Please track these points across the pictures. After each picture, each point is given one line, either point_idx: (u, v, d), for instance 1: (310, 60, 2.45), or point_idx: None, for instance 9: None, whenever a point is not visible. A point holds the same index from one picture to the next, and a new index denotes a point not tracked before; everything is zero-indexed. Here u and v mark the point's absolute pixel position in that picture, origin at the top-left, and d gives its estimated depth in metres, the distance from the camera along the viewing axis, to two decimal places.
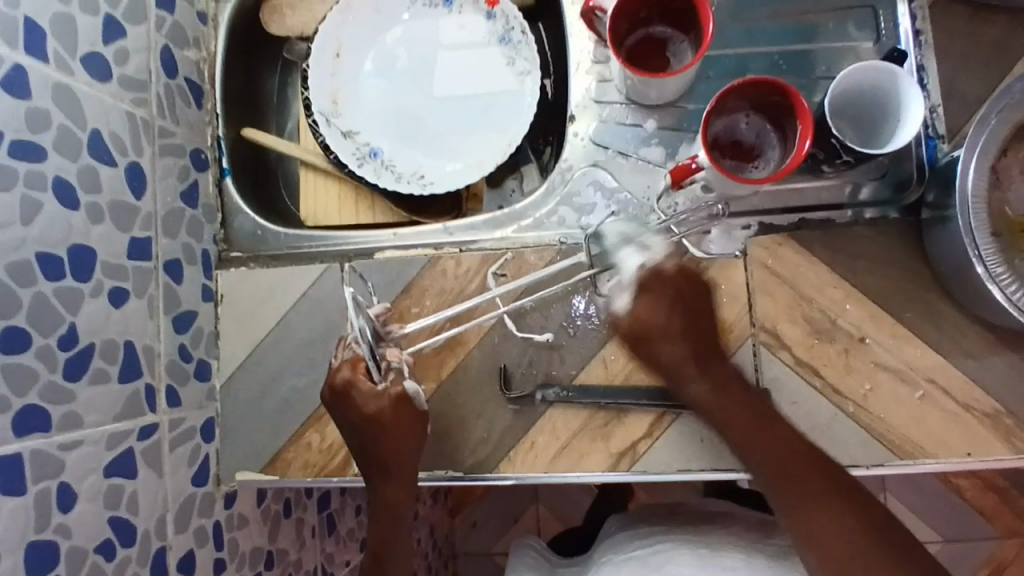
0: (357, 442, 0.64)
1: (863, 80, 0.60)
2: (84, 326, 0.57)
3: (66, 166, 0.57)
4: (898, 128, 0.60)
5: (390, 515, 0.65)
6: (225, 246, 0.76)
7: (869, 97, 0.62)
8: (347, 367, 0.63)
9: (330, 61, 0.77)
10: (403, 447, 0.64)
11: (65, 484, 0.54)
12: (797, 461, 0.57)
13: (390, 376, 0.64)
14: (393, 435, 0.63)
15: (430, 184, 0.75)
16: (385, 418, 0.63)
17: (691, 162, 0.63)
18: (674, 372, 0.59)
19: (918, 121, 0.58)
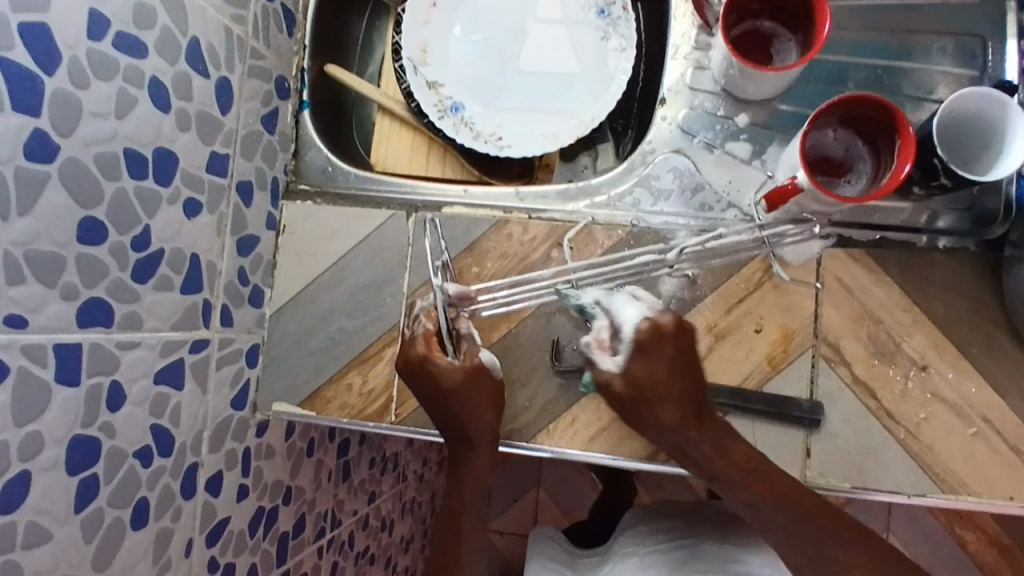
0: (438, 413, 0.65)
1: (968, 108, 0.59)
2: (156, 230, 0.57)
3: (162, 68, 0.56)
4: (1000, 159, 0.58)
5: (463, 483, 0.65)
6: (294, 178, 0.76)
7: (973, 125, 0.60)
8: (421, 343, 0.65)
9: (424, 9, 0.76)
10: (481, 414, 0.64)
11: (116, 383, 0.53)
12: (806, 509, 0.57)
13: (463, 349, 0.66)
14: (471, 403, 0.64)
15: (505, 147, 0.74)
16: (465, 391, 0.64)
17: (788, 183, 0.60)
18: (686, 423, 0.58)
19: (1020, 154, 0.55)
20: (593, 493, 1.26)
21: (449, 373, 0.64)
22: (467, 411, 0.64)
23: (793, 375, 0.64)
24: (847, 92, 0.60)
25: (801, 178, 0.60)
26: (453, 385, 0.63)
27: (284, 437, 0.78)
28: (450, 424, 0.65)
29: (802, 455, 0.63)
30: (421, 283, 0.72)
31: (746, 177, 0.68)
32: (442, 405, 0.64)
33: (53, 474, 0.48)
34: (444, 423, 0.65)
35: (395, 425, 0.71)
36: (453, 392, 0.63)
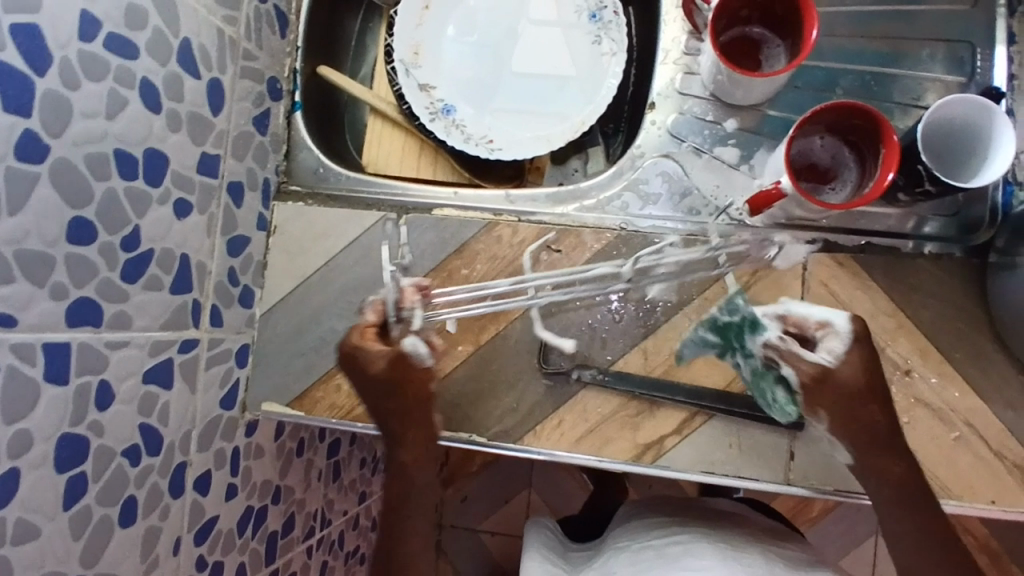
0: (371, 401, 0.64)
1: (955, 114, 0.59)
2: (147, 230, 0.57)
3: (154, 69, 0.57)
4: (985, 166, 0.58)
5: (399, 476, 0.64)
6: (285, 179, 0.76)
7: (960, 132, 0.60)
8: (356, 333, 0.63)
9: (418, 12, 0.77)
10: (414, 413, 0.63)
11: (105, 382, 0.54)
12: (933, 520, 0.56)
13: (401, 329, 0.63)
14: (405, 394, 0.62)
15: (497, 150, 0.75)
16: (396, 383, 0.62)
17: (774, 189, 0.61)
18: (878, 418, 0.57)
19: (1005, 161, 0.56)
20: (584, 495, 1.27)
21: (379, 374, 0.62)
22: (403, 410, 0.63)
23: None
24: (832, 101, 0.61)
25: (785, 183, 0.60)
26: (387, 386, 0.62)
27: (274, 437, 0.78)
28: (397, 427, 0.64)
29: (785, 459, 0.64)
30: (410, 285, 0.72)
31: (733, 182, 0.69)
32: (375, 393, 0.63)
33: (40, 472, 0.48)
34: (378, 412, 0.64)
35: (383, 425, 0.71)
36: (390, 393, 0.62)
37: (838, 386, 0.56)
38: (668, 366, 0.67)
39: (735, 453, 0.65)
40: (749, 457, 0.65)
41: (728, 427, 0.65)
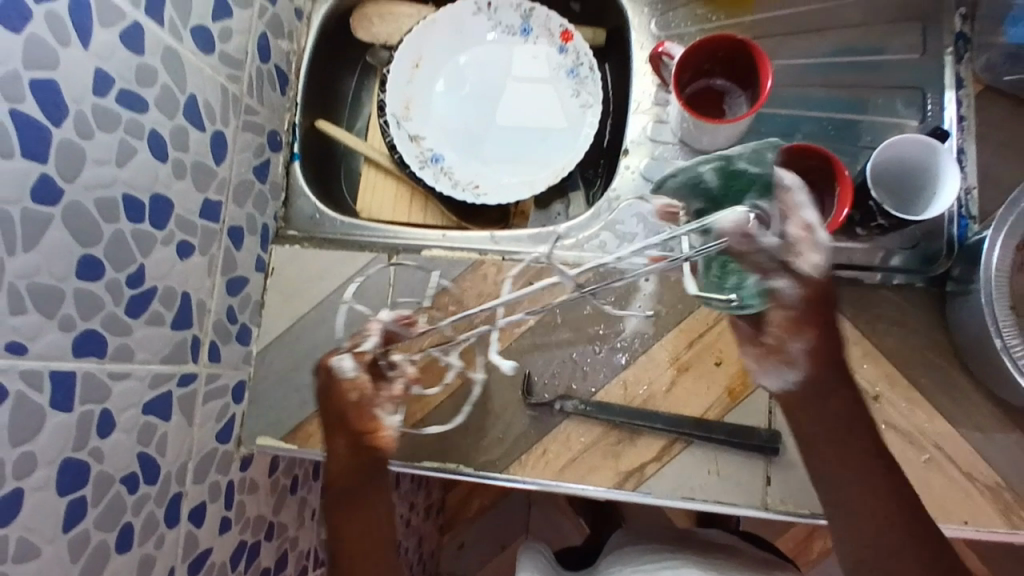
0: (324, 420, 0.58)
1: (904, 153, 0.63)
2: (150, 269, 0.62)
3: (161, 122, 0.62)
4: (934, 200, 0.63)
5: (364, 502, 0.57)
6: (283, 224, 0.81)
7: (910, 169, 0.64)
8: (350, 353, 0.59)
9: (408, 70, 0.82)
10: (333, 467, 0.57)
11: (106, 411, 0.57)
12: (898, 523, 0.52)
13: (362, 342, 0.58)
14: (344, 433, 0.56)
15: (482, 195, 0.79)
16: (348, 444, 0.57)
17: None
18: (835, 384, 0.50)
19: (952, 196, 0.60)
20: (581, 539, 1.26)
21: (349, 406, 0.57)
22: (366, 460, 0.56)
23: (752, 407, 0.68)
24: (791, 144, 0.66)
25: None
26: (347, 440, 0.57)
27: (268, 472, 0.80)
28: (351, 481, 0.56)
29: (762, 482, 0.66)
30: None
31: None
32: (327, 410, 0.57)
33: (42, 494, 0.51)
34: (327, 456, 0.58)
35: None
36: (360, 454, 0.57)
37: (756, 320, 0.52)
38: (646, 396, 0.69)
39: (713, 479, 0.67)
40: (727, 483, 0.67)
41: (706, 455, 0.67)
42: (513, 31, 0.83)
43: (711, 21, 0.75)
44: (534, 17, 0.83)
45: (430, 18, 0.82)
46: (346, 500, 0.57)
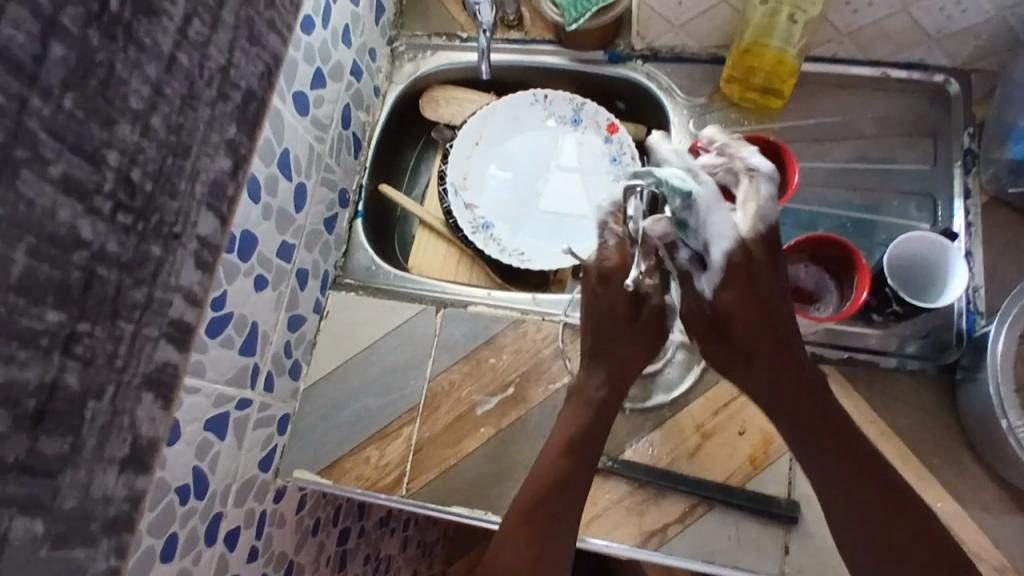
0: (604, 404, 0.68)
1: (920, 246, 0.70)
2: (232, 296, 0.68)
3: (259, 168, 0.70)
4: (946, 290, 0.68)
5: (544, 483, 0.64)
6: (341, 273, 0.88)
7: (927, 260, 0.71)
8: None
9: (469, 146, 0.92)
10: (620, 328, 0.68)
11: (175, 421, 0.62)
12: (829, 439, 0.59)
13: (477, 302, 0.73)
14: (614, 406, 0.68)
15: (527, 261, 0.86)
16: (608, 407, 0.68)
17: None
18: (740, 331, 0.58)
19: (961, 287, 0.66)
20: None
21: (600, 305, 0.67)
22: (606, 412, 0.67)
23: (772, 476, 0.71)
24: (810, 235, 0.73)
25: None
26: (598, 387, 0.68)
27: (296, 509, 0.83)
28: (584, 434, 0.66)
29: (781, 551, 0.68)
30: (442, 370, 0.80)
31: None
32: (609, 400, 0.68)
33: (112, 489, 0.55)
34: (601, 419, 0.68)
35: (405, 498, 0.76)
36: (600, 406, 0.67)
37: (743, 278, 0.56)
38: (672, 457, 0.73)
39: (733, 544, 0.69)
40: (747, 550, 0.69)
41: (726, 520, 0.70)
42: (565, 120, 0.92)
43: (743, 124, 0.84)
44: (584, 110, 0.92)
45: (493, 104, 0.92)
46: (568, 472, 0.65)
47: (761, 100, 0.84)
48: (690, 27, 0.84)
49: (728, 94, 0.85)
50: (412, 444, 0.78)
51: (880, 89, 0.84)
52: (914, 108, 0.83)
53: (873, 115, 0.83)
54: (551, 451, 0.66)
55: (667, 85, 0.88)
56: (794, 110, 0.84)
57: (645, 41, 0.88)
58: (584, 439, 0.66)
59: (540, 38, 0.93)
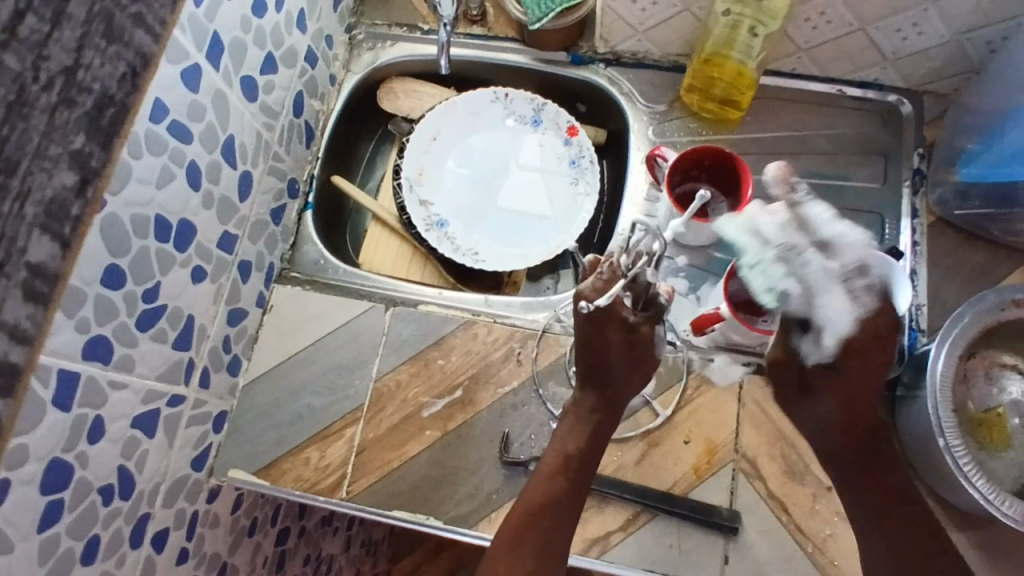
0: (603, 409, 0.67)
1: None
2: (165, 288, 0.65)
3: (201, 154, 0.67)
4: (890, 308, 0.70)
5: (566, 494, 0.64)
6: (287, 265, 0.84)
7: None
8: None
9: (426, 141, 0.89)
10: (615, 357, 0.66)
11: (99, 418, 0.58)
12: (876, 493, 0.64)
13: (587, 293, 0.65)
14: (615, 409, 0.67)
15: (480, 261, 0.85)
16: (608, 415, 0.67)
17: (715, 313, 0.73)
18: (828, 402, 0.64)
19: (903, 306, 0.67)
20: None
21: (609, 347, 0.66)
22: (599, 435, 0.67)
23: (715, 486, 0.71)
24: None
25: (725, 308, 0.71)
26: (594, 408, 0.67)
27: (231, 509, 0.80)
28: (577, 450, 0.66)
29: (720, 561, 0.69)
30: (388, 370, 0.78)
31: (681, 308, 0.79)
32: (608, 404, 0.67)
33: (27, 488, 0.52)
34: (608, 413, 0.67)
35: (345, 501, 0.73)
36: (593, 430, 0.66)
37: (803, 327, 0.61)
38: (618, 465, 0.72)
39: (674, 553, 0.69)
40: (687, 559, 0.69)
41: (668, 530, 0.70)
42: (525, 120, 0.91)
43: (701, 134, 0.85)
44: (545, 111, 0.90)
45: (451, 99, 0.90)
46: (581, 479, 0.65)
47: (720, 112, 0.84)
48: (652, 33, 0.83)
49: (688, 103, 0.86)
50: (354, 444, 0.75)
51: (834, 106, 0.85)
52: (867, 127, 0.84)
53: (827, 131, 0.84)
54: (547, 461, 0.66)
55: (628, 90, 0.88)
56: (750, 122, 0.84)
57: (608, 45, 0.87)
58: (581, 455, 0.66)
59: (503, 35, 0.91)
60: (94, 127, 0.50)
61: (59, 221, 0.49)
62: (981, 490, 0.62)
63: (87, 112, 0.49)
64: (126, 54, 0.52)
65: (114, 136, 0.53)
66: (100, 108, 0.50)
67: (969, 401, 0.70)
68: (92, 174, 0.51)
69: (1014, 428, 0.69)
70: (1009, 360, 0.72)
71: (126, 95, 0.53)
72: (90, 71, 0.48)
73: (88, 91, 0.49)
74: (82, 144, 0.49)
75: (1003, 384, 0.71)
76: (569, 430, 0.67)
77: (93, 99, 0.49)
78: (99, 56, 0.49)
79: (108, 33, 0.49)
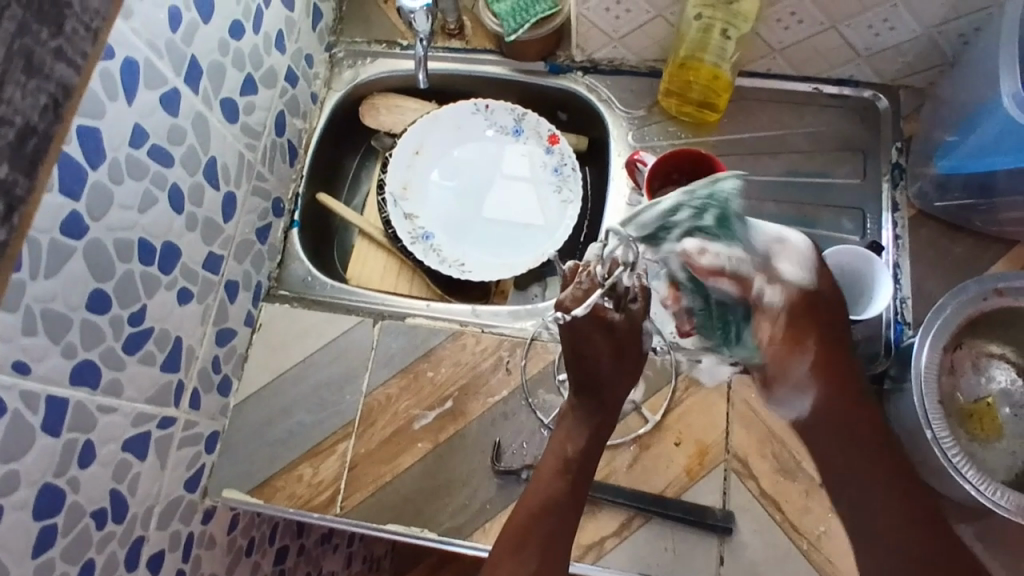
0: (597, 414, 0.67)
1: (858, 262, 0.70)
2: (152, 310, 0.65)
3: (182, 177, 0.67)
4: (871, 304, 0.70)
5: (563, 499, 0.63)
6: (275, 284, 0.85)
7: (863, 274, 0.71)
8: None
9: (409, 155, 0.90)
10: (603, 363, 0.66)
11: (89, 442, 0.58)
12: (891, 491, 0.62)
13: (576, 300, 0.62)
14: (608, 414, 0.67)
15: (467, 272, 0.85)
16: (603, 420, 0.67)
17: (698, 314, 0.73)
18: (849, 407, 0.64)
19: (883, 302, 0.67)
20: None
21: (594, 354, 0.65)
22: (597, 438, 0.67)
23: (708, 486, 0.71)
24: None
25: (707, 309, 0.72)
26: (588, 412, 0.67)
27: (227, 530, 0.80)
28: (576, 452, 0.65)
29: (716, 562, 0.69)
30: (378, 384, 0.78)
31: None
32: (603, 409, 0.67)
33: (18, 515, 0.52)
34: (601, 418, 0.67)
35: (339, 516, 0.74)
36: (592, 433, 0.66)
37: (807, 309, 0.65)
38: (609, 470, 0.73)
39: (670, 555, 0.69)
40: (683, 561, 0.69)
41: (663, 533, 0.70)
42: (506, 130, 0.91)
43: (680, 137, 0.85)
44: (525, 120, 0.91)
45: (433, 113, 0.90)
46: (580, 485, 0.65)
47: (697, 114, 0.85)
48: (627, 40, 0.84)
49: (666, 107, 0.86)
50: (347, 460, 0.75)
51: (811, 104, 0.85)
52: (844, 124, 0.85)
53: (804, 129, 0.85)
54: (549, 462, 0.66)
55: (606, 97, 0.88)
56: (728, 124, 0.85)
57: (585, 53, 0.88)
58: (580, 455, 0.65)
59: (481, 48, 0.92)
60: (16, 156, 0.48)
61: (1, 249, 0.48)
62: (970, 480, 0.62)
63: (9, 143, 0.47)
64: (48, 86, 0.49)
65: (39, 164, 0.50)
66: (23, 138, 0.48)
67: (956, 392, 0.71)
68: (18, 201, 0.49)
69: (1005, 418, 0.70)
70: (996, 350, 0.72)
71: (51, 126, 0.51)
72: (10, 104, 0.46)
73: (10, 124, 0.46)
74: (5, 173, 0.47)
75: (990, 374, 0.71)
76: (564, 438, 0.66)
77: (14, 132, 0.47)
78: (19, 90, 0.47)
79: (28, 68, 0.47)
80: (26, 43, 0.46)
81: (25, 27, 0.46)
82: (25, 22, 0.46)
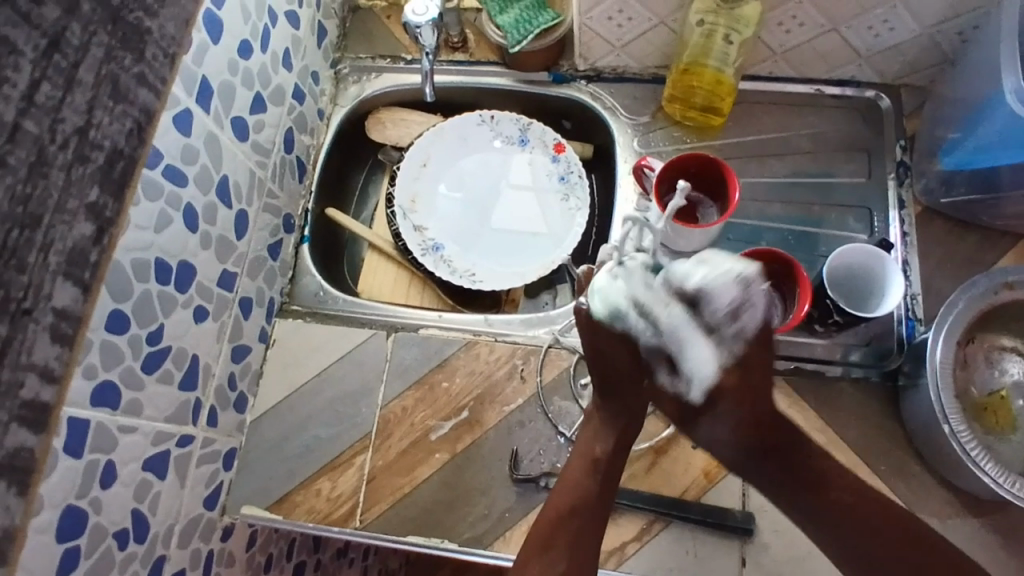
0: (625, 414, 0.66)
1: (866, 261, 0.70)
2: (169, 329, 0.66)
3: (196, 196, 0.68)
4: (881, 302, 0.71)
5: (592, 499, 0.63)
6: (288, 299, 0.85)
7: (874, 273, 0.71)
8: None
9: (417, 168, 0.90)
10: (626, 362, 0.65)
11: (112, 462, 0.59)
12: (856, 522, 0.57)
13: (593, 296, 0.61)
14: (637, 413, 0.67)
15: (478, 281, 0.86)
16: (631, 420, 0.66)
17: None
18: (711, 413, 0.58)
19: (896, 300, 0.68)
20: None
21: (613, 365, 0.63)
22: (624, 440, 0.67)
23: (727, 488, 0.71)
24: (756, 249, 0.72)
25: None
26: (615, 414, 0.66)
27: (246, 547, 0.80)
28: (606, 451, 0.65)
29: (737, 564, 0.69)
30: (394, 396, 0.78)
31: None
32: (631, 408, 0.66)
33: (43, 537, 0.52)
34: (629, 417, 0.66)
35: (359, 530, 0.73)
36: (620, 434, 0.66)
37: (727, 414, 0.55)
38: (628, 475, 0.73)
39: (691, 559, 0.69)
40: (704, 564, 0.69)
41: (683, 536, 0.70)
42: (512, 140, 0.92)
43: (686, 142, 0.86)
44: (531, 130, 0.91)
45: (439, 125, 0.91)
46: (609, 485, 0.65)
47: (702, 119, 0.86)
48: (630, 48, 0.85)
49: (670, 113, 0.87)
50: (365, 473, 0.75)
51: (814, 105, 0.86)
52: (848, 123, 0.85)
53: (808, 131, 0.85)
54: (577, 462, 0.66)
55: (610, 104, 0.89)
56: (733, 127, 0.86)
57: (588, 62, 0.89)
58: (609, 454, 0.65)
59: (485, 60, 0.93)
60: (105, 179, 0.55)
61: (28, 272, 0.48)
62: (991, 474, 0.62)
63: (101, 168, 0.54)
64: (132, 112, 0.57)
65: (126, 186, 0.58)
66: (112, 163, 0.55)
67: (971, 386, 0.71)
68: (107, 222, 0.56)
69: (1019, 410, 0.69)
70: (1009, 343, 0.73)
71: (135, 149, 0.58)
72: (102, 130, 0.53)
73: (99, 148, 0.53)
74: (96, 196, 0.54)
75: (1004, 367, 0.72)
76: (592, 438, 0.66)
77: (104, 155, 0.54)
78: (107, 116, 0.54)
79: (115, 94, 0.54)
80: (114, 71, 0.54)
81: (112, 55, 0.53)
82: (110, 49, 0.53)
